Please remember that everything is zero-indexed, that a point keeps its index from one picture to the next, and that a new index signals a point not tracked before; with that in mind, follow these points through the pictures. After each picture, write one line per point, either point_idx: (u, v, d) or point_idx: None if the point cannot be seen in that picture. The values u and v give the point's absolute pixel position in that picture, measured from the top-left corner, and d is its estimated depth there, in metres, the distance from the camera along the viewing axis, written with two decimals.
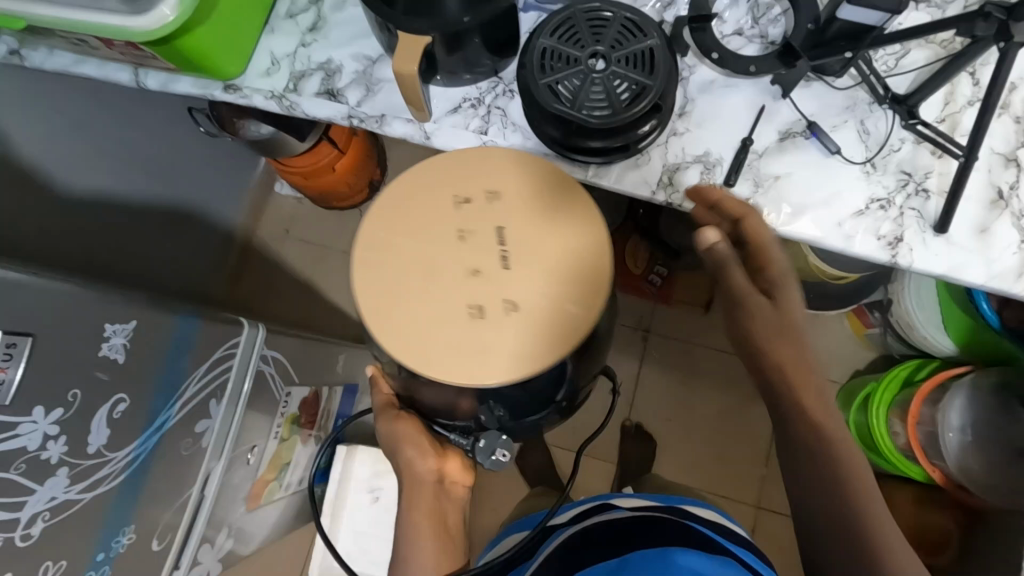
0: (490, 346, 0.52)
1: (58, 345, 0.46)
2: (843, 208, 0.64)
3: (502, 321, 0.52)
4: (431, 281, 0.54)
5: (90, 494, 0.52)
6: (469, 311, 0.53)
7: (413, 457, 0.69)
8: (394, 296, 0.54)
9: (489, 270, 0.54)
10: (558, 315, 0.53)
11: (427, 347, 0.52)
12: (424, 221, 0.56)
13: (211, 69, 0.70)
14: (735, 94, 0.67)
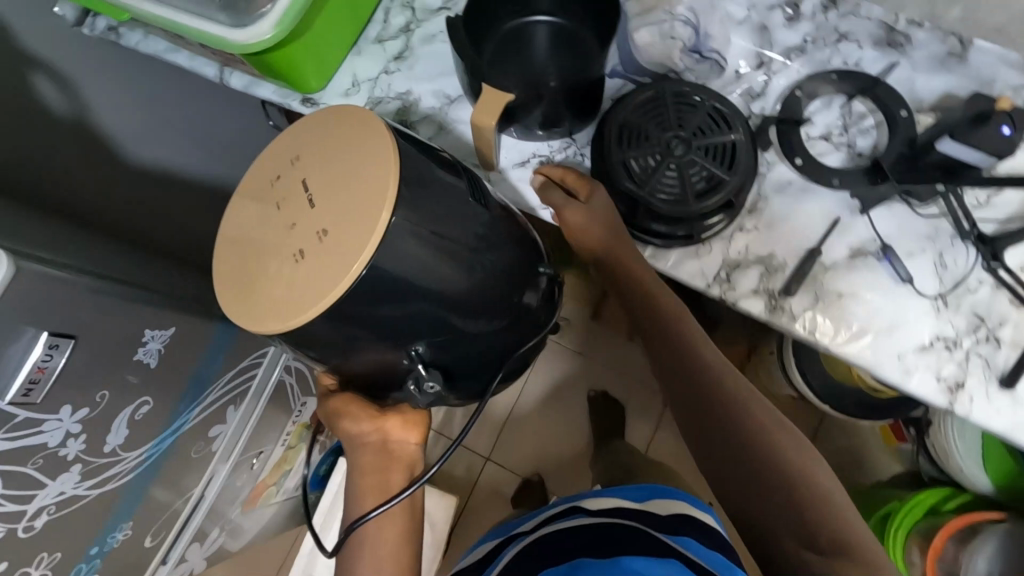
0: (305, 290, 0.42)
1: (97, 347, 0.46)
2: (905, 341, 0.61)
3: (324, 254, 0.43)
4: (258, 254, 0.45)
5: (97, 491, 0.52)
6: (294, 258, 0.43)
7: (366, 433, 0.64)
8: (235, 280, 0.46)
9: (302, 217, 0.44)
10: (358, 229, 0.42)
11: (265, 317, 0.43)
12: (247, 205, 0.47)
13: (295, 82, 0.71)
14: (812, 200, 0.64)
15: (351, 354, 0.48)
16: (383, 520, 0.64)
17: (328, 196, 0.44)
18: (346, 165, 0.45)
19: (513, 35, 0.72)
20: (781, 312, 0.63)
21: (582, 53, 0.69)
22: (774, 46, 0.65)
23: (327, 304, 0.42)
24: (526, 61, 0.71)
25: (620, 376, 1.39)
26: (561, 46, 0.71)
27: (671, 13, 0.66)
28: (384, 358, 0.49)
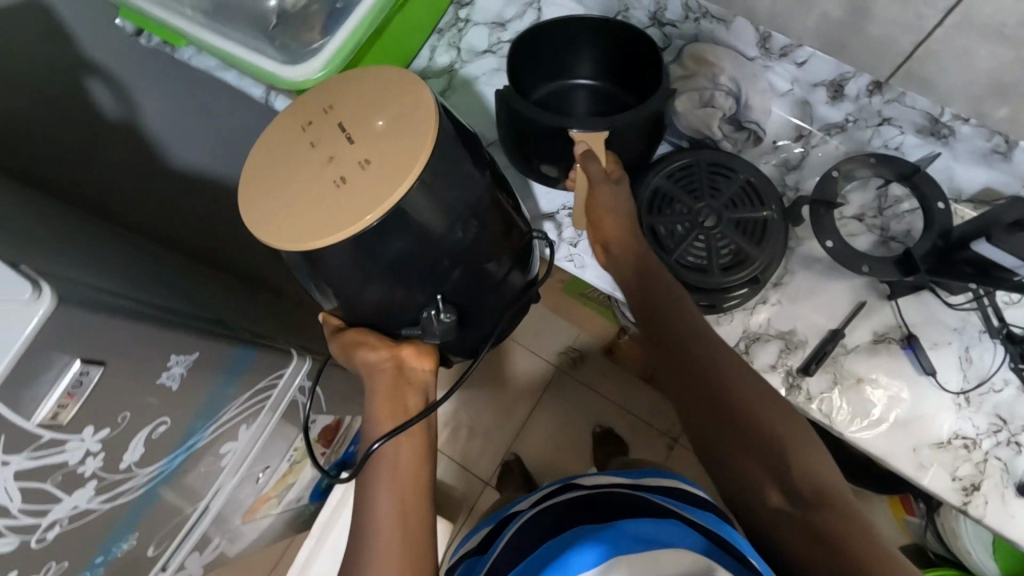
0: (344, 210, 0.46)
1: (127, 371, 0.48)
2: (923, 435, 0.60)
3: (366, 182, 0.46)
4: (295, 180, 0.48)
5: (108, 504, 0.54)
6: (335, 183, 0.47)
7: (382, 365, 0.59)
8: (266, 201, 0.48)
9: (342, 152, 0.48)
10: (397, 165, 0.46)
11: (299, 232, 0.46)
12: (283, 141, 0.50)
13: None
14: (840, 280, 0.64)
15: (363, 286, 0.50)
16: (402, 443, 0.59)
17: (368, 136, 0.48)
18: (382, 109, 0.48)
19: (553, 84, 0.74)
20: (798, 391, 0.62)
21: (618, 112, 0.73)
22: (814, 121, 0.67)
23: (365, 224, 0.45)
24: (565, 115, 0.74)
25: (628, 415, 1.38)
26: (597, 101, 0.74)
27: (712, 82, 0.65)
28: (393, 295, 0.52)
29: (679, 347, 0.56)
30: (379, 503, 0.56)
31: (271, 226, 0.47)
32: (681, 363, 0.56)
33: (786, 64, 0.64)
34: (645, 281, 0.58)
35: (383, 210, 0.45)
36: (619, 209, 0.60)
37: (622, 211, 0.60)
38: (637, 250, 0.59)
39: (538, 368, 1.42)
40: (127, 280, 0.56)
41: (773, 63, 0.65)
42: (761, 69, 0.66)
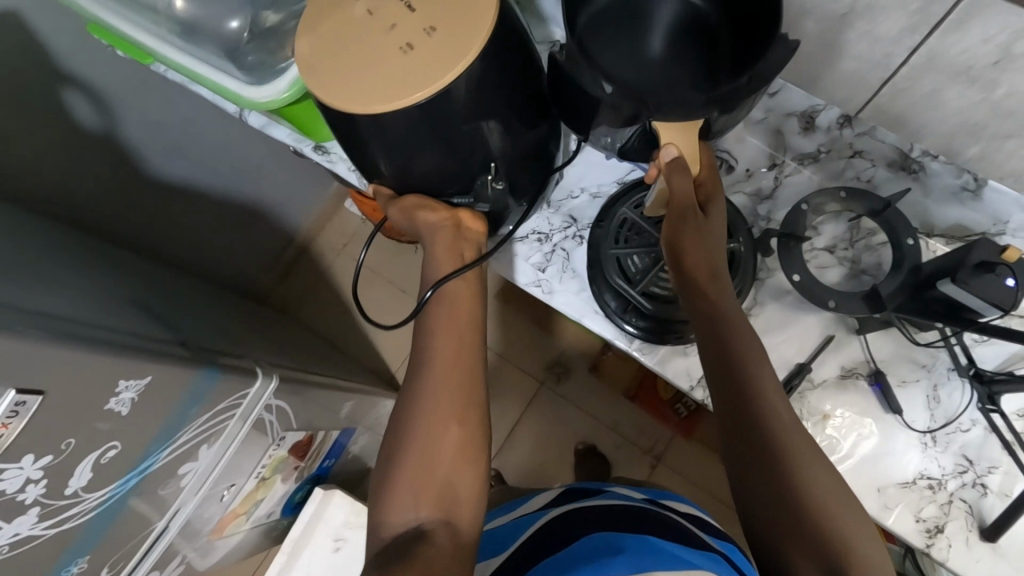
0: (417, 74, 0.48)
1: (73, 398, 0.48)
2: (888, 474, 0.59)
3: (434, 46, 0.48)
4: (360, 47, 0.49)
5: (54, 530, 0.53)
6: (401, 50, 0.49)
7: (437, 224, 0.58)
8: (331, 67, 0.50)
9: (406, 22, 0.49)
10: (464, 31, 0.48)
11: (372, 93, 0.48)
12: (338, 16, 0.51)
13: (307, 128, 0.72)
14: (810, 314, 0.62)
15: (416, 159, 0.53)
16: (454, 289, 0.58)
17: (428, 6, 0.50)
18: None
19: (630, 7, 0.56)
20: None
21: (713, 49, 0.55)
22: (787, 150, 0.65)
23: (437, 83, 0.47)
24: (635, 48, 0.56)
25: (609, 435, 1.37)
26: (685, 34, 0.55)
27: None
28: (441, 170, 0.55)
29: (737, 379, 0.51)
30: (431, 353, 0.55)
31: (333, 88, 0.49)
32: (732, 398, 0.51)
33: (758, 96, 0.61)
34: (715, 309, 0.54)
35: (454, 70, 0.48)
36: (699, 242, 0.56)
37: (704, 241, 0.56)
38: (711, 279, 0.55)
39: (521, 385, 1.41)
40: (83, 300, 0.56)
41: None
42: None
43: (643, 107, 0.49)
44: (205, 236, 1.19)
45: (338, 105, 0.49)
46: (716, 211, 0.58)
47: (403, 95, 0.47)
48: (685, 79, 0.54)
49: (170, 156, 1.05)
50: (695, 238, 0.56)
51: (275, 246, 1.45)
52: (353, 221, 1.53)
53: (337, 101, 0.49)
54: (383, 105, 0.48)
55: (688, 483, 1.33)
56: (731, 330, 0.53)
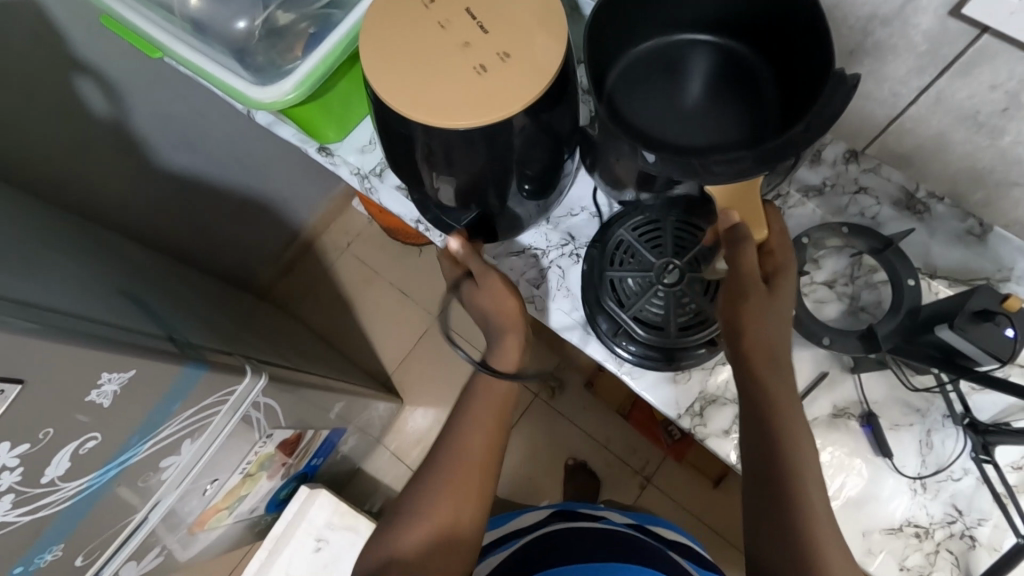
0: (486, 96, 0.48)
1: (53, 387, 0.48)
2: (875, 519, 0.58)
3: (505, 72, 0.49)
4: (430, 58, 0.50)
5: (27, 517, 0.53)
6: (474, 71, 0.49)
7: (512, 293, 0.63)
8: (398, 73, 0.49)
9: (477, 40, 0.50)
10: (533, 63, 0.50)
11: (440, 108, 0.48)
12: (407, 21, 0.51)
13: (312, 130, 0.72)
14: (804, 349, 0.61)
15: (453, 162, 0.53)
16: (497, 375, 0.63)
17: (501, 26, 0.51)
18: (509, 4, 0.52)
19: (666, 60, 0.59)
20: None
21: (751, 101, 0.57)
22: (791, 181, 0.63)
23: (506, 112, 0.48)
24: (674, 100, 0.58)
25: (601, 453, 1.36)
26: (722, 88, 0.58)
27: None
28: (462, 174, 0.54)
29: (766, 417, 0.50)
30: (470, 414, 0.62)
31: (395, 90, 0.49)
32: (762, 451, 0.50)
33: None
34: (765, 393, 0.51)
35: (525, 101, 0.49)
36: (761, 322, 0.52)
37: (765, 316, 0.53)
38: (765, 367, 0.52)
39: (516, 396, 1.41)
40: (74, 290, 0.56)
41: None
42: None
43: (690, 173, 0.48)
44: (203, 221, 1.21)
45: (397, 107, 0.49)
46: (788, 286, 0.55)
47: (471, 117, 0.48)
48: (724, 131, 0.56)
49: (176, 146, 1.06)
50: (756, 316, 0.52)
51: (280, 242, 1.46)
52: (358, 222, 1.55)
53: (402, 109, 0.49)
54: (442, 120, 0.48)
55: (677, 506, 1.32)
56: (777, 419, 0.50)
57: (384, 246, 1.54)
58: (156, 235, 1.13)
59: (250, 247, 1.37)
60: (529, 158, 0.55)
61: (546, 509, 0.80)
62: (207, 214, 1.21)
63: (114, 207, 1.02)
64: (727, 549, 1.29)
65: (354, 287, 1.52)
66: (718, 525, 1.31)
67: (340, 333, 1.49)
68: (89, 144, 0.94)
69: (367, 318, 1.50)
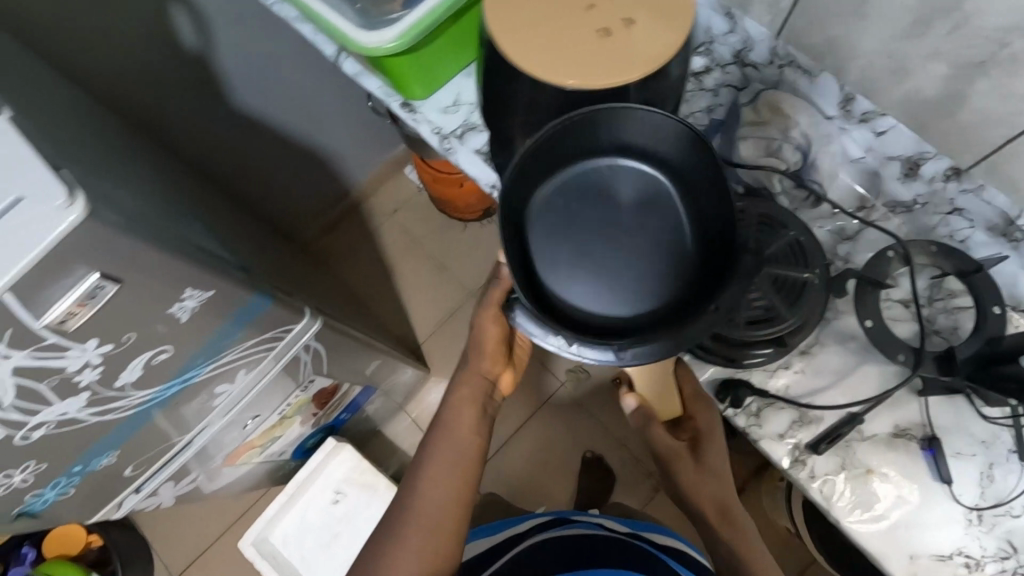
0: (603, 62, 0.49)
1: (144, 295, 0.48)
2: (924, 543, 0.57)
3: (627, 39, 0.49)
4: (556, 16, 0.50)
5: (97, 418, 0.54)
6: (596, 34, 0.49)
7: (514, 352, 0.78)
8: (520, 22, 0.50)
9: (605, 6, 0.50)
10: (657, 35, 0.49)
11: (554, 64, 0.49)
12: None
13: (400, 84, 0.72)
14: (870, 362, 0.61)
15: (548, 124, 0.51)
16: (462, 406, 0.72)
17: None
18: None
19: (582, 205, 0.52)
20: (801, 467, 0.60)
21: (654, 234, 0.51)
22: (880, 196, 0.64)
23: (621, 79, 0.48)
24: (587, 265, 0.51)
25: (619, 452, 1.36)
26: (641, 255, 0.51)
27: (783, 133, 0.63)
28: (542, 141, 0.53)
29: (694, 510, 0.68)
30: (446, 453, 0.69)
31: (512, 37, 0.49)
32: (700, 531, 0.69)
33: (863, 131, 0.61)
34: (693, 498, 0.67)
35: (641, 71, 0.49)
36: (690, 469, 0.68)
37: (701, 474, 0.67)
38: (710, 507, 0.67)
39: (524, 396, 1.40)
40: (160, 204, 0.57)
41: (850, 127, 0.62)
42: (837, 130, 0.62)
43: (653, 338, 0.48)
44: (261, 167, 1.22)
45: (513, 58, 0.49)
46: (712, 444, 0.68)
47: (583, 79, 0.48)
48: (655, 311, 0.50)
49: (250, 86, 1.08)
50: (695, 482, 0.67)
51: (329, 199, 1.47)
52: (406, 191, 1.56)
53: (518, 58, 0.49)
54: (555, 77, 0.48)
55: (691, 514, 1.31)
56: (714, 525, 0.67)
57: (428, 217, 1.56)
58: (218, 173, 1.14)
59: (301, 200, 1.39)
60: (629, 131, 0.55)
61: (543, 517, 0.90)
62: (268, 158, 1.22)
63: (183, 137, 1.04)
64: None
65: (395, 253, 1.53)
66: None
67: (375, 296, 1.51)
68: (173, 72, 0.95)
69: (404, 284, 1.51)
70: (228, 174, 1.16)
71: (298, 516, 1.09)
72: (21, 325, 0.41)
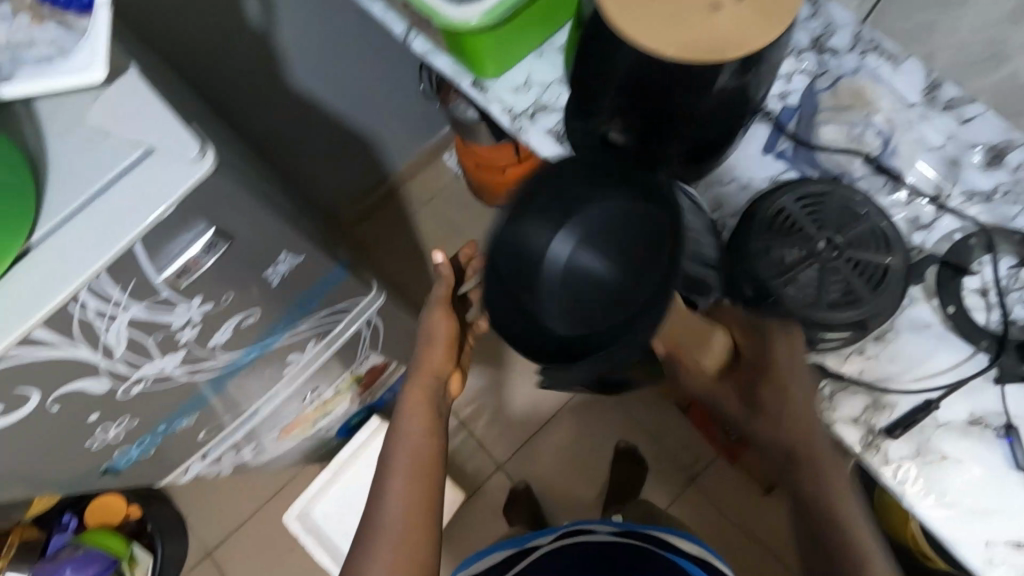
0: (706, 34, 0.48)
1: (245, 254, 0.49)
2: (999, 531, 0.57)
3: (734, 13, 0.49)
4: None
5: (186, 377, 0.55)
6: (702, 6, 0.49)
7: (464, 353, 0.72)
8: None
9: None
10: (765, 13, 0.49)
11: (655, 32, 0.49)
12: None
13: (474, 63, 0.73)
14: (945, 349, 0.61)
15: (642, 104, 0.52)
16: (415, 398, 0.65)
17: None
18: None
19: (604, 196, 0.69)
20: (874, 452, 0.60)
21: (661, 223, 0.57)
22: (957, 184, 0.63)
23: (722, 54, 0.48)
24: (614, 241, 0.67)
25: (651, 444, 1.36)
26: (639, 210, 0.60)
27: (866, 118, 0.64)
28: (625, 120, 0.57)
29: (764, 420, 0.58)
30: (400, 464, 0.62)
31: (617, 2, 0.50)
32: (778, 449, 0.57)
33: (947, 118, 0.63)
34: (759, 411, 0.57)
35: (744, 49, 0.48)
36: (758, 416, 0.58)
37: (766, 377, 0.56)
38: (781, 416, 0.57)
39: (544, 391, 1.41)
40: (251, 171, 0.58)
41: (932, 114, 0.63)
42: (919, 117, 0.63)
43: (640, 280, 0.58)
44: (308, 148, 1.23)
45: (615, 24, 0.49)
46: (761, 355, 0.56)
47: (683, 50, 0.48)
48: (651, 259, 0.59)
49: (306, 66, 1.09)
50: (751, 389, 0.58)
51: (369, 183, 1.48)
52: (443, 177, 1.57)
53: (620, 23, 0.49)
54: (655, 47, 0.49)
55: (723, 507, 1.31)
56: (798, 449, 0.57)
57: (465, 204, 1.56)
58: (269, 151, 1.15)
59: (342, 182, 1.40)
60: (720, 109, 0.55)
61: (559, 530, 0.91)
62: (315, 139, 1.23)
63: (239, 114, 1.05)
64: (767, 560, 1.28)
65: (432, 239, 1.54)
66: (760, 532, 1.30)
67: (411, 281, 1.52)
68: (236, 49, 0.96)
69: (439, 270, 1.52)
70: (278, 153, 1.18)
71: (339, 493, 1.10)
72: (143, 278, 0.42)
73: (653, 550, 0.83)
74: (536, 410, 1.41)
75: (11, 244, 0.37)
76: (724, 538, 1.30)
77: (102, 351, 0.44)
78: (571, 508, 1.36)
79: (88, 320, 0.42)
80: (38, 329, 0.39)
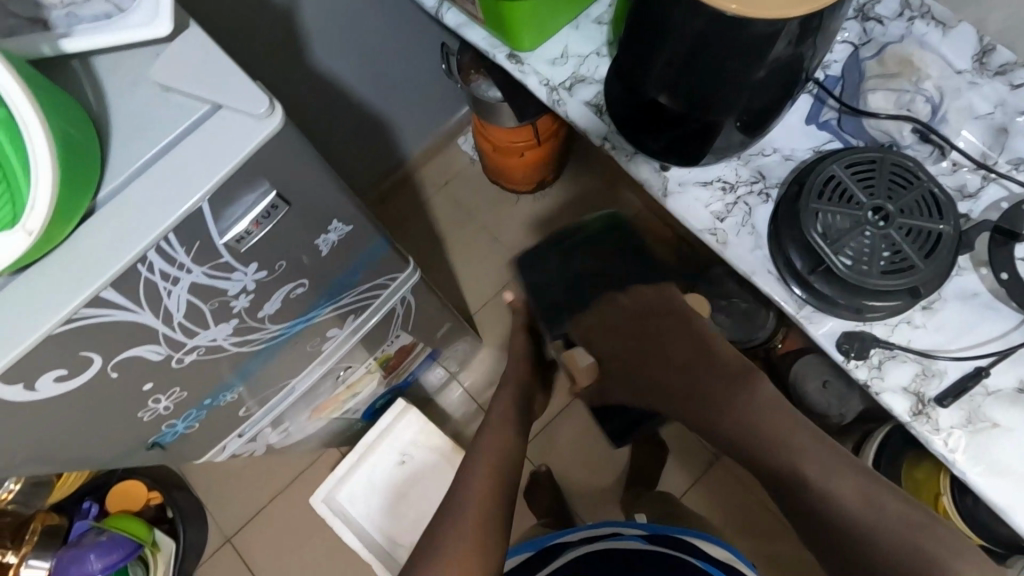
0: None
1: (301, 220, 0.48)
2: None
3: None
4: None
5: (235, 348, 0.54)
6: None
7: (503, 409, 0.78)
8: None
9: None
10: None
11: None
12: None
13: (511, 33, 0.71)
14: (993, 318, 0.61)
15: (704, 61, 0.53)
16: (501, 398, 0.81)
17: None
18: None
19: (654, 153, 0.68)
20: (925, 419, 0.59)
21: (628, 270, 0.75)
22: (1004, 152, 0.63)
23: (783, 11, 0.47)
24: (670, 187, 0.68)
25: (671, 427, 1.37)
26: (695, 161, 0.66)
27: (915, 85, 0.63)
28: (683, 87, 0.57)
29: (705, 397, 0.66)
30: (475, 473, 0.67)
31: None
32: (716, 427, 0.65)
33: (997, 84, 0.63)
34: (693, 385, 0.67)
35: (806, 9, 0.47)
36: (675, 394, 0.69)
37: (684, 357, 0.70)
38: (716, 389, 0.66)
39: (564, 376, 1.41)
40: None
41: (980, 81, 0.63)
42: (967, 84, 0.63)
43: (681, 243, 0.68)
44: (328, 131, 1.22)
45: None
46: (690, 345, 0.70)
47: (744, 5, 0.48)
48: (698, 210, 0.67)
49: (327, 45, 1.07)
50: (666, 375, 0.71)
51: (384, 167, 1.47)
52: (457, 162, 1.55)
53: None
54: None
55: (744, 489, 1.31)
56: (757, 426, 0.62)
57: (479, 189, 1.55)
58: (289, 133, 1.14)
59: (359, 166, 1.38)
60: (775, 73, 0.54)
61: (582, 531, 0.89)
62: (335, 121, 1.22)
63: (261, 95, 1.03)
64: (786, 541, 1.29)
65: (448, 224, 1.53)
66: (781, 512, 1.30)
67: (428, 266, 1.51)
68: (260, 26, 0.94)
69: (456, 255, 1.51)
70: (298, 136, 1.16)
71: (365, 476, 1.10)
72: (207, 239, 0.41)
73: (679, 557, 0.81)
74: (555, 394, 1.41)
75: (82, 201, 0.37)
76: (745, 519, 1.30)
77: (163, 315, 0.43)
78: (592, 490, 1.36)
79: (153, 282, 0.40)
80: (106, 290, 0.38)
